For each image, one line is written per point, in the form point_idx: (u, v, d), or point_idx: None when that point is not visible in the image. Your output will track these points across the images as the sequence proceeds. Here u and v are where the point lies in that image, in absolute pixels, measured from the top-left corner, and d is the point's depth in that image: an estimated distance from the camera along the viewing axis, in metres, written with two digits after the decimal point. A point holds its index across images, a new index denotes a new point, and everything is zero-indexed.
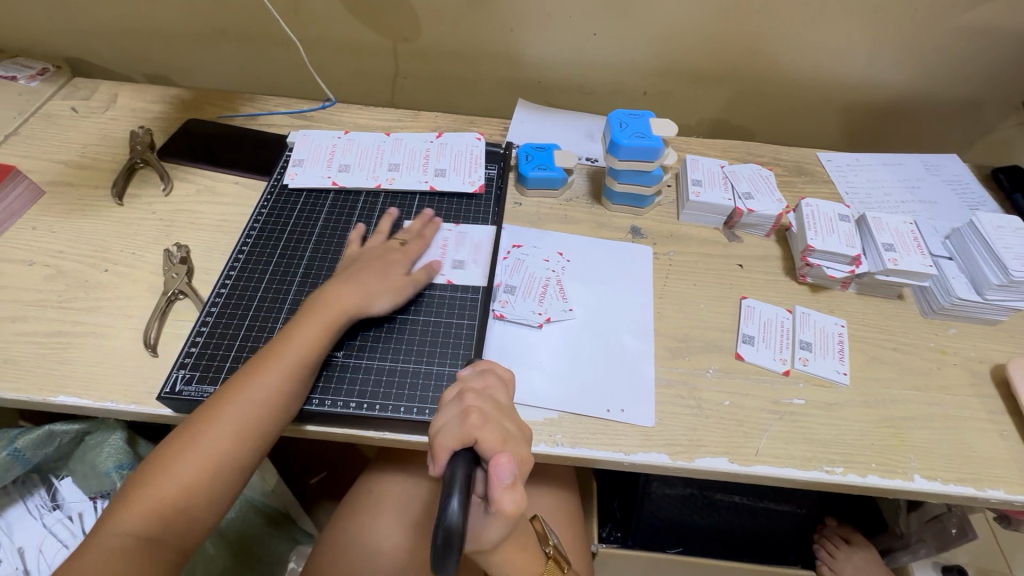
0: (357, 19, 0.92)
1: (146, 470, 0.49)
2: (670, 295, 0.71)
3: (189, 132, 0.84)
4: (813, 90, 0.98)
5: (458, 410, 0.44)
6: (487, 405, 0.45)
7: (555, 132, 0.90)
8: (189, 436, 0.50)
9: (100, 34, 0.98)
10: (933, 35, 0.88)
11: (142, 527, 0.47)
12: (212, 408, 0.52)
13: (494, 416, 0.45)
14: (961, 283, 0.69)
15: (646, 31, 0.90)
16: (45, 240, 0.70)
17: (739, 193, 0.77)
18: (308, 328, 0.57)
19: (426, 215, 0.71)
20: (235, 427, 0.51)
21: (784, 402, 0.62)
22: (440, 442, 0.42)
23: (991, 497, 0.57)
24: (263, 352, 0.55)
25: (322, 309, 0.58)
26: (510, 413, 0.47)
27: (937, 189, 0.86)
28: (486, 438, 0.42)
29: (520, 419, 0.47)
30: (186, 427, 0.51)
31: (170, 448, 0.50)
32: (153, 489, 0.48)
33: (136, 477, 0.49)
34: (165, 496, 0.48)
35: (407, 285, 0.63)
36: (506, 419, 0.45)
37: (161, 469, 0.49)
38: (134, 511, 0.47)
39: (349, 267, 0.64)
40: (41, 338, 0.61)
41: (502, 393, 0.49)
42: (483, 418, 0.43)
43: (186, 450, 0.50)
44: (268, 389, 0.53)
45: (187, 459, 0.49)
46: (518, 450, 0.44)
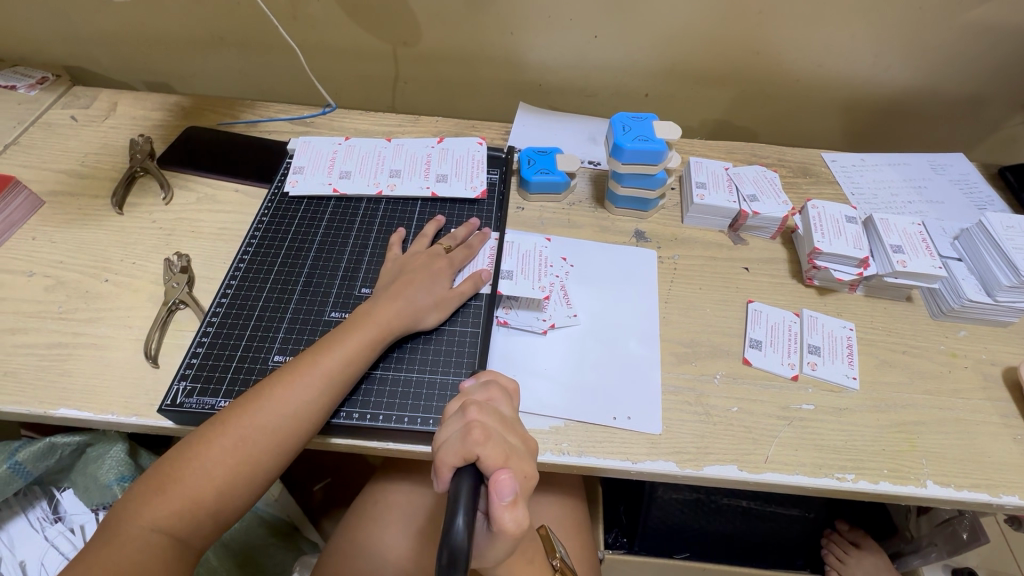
0: (357, 24, 0.92)
1: (184, 460, 0.48)
2: (675, 300, 0.70)
3: (189, 140, 0.84)
4: (817, 90, 0.97)
5: (461, 423, 0.43)
6: (490, 418, 0.44)
7: (556, 135, 0.89)
8: (228, 435, 0.49)
9: (98, 42, 0.98)
10: (939, 33, 0.87)
11: (173, 522, 0.46)
12: (252, 406, 0.51)
13: (497, 429, 0.43)
14: (970, 285, 0.68)
15: (648, 33, 0.89)
16: (45, 250, 0.70)
17: (744, 195, 0.76)
18: (355, 336, 0.56)
19: (472, 224, 0.70)
20: (274, 434, 0.50)
21: (793, 407, 0.61)
22: (442, 458, 0.41)
23: (1006, 503, 0.56)
24: (315, 359, 0.54)
25: (378, 323, 0.58)
26: (514, 425, 0.46)
27: (943, 188, 0.85)
28: (488, 453, 0.41)
29: (524, 431, 0.46)
30: (226, 424, 0.50)
31: (209, 442, 0.49)
32: (186, 483, 0.47)
33: (169, 463, 0.48)
34: (199, 493, 0.47)
35: (451, 299, 0.63)
36: (509, 433, 0.44)
37: (198, 462, 0.48)
38: (168, 503, 0.46)
39: (409, 274, 0.63)
40: (41, 350, 0.61)
41: (506, 406, 0.47)
42: (486, 433, 0.42)
43: (225, 449, 0.49)
44: (310, 400, 0.52)
45: (225, 459, 0.49)
46: (522, 464, 0.43)
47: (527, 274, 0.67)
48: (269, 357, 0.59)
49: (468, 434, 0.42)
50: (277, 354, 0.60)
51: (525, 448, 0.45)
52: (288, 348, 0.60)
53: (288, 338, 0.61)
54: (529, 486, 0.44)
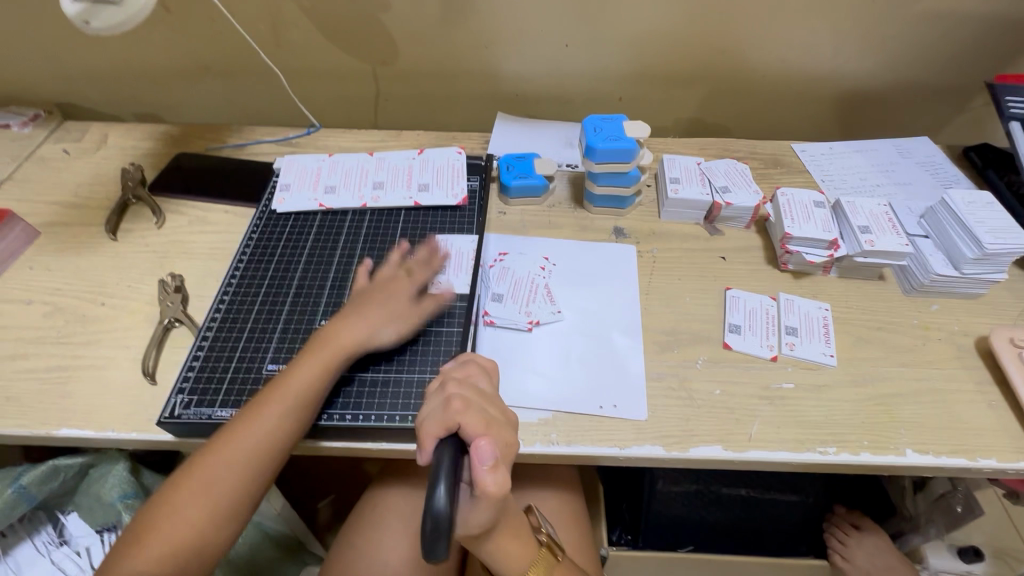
0: (336, 46, 0.95)
1: (160, 508, 0.51)
2: (655, 291, 0.72)
3: (178, 166, 0.86)
4: (783, 84, 1.01)
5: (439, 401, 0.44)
6: (469, 394, 0.45)
7: (534, 142, 0.92)
8: (195, 480, 0.52)
9: (87, 78, 1.02)
10: (894, 23, 0.91)
11: (160, 562, 0.49)
12: (213, 447, 0.53)
13: (476, 399, 0.45)
14: (938, 260, 0.70)
15: (616, 39, 0.93)
16: (42, 278, 0.72)
17: (716, 187, 0.79)
18: (312, 361, 0.58)
19: (432, 244, 0.69)
20: (238, 467, 0.53)
21: (774, 387, 0.63)
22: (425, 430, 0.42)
23: (984, 466, 0.58)
24: (270, 389, 0.56)
25: (331, 345, 0.59)
26: (493, 398, 0.47)
27: (910, 171, 0.88)
28: (468, 420, 0.42)
29: (504, 405, 0.47)
30: (192, 468, 0.53)
31: (177, 493, 0.52)
32: (163, 529, 0.50)
33: (145, 514, 0.51)
34: (176, 540, 0.50)
35: (413, 313, 0.64)
36: (490, 406, 0.45)
37: (172, 511, 0.51)
38: (147, 548, 0.49)
39: (364, 298, 0.64)
40: (42, 374, 0.62)
41: (486, 382, 0.49)
42: (465, 403, 0.44)
43: (195, 493, 0.52)
44: (268, 430, 0.54)
45: (197, 502, 0.51)
46: (502, 433, 0.44)
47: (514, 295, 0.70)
48: (264, 365, 0.61)
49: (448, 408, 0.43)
50: (271, 363, 0.62)
51: (506, 420, 0.46)
52: (281, 356, 0.62)
53: (281, 347, 0.63)
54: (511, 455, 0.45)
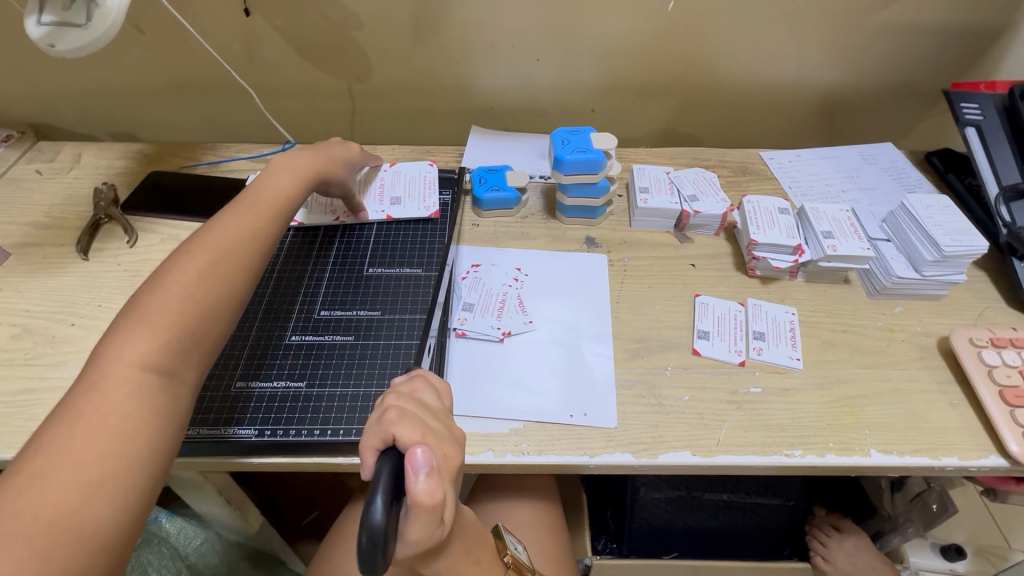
0: (311, 64, 0.96)
1: (106, 354, 0.44)
2: (626, 299, 0.73)
3: (152, 184, 0.87)
4: (751, 93, 1.03)
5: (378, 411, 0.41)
6: (410, 401, 0.42)
7: (507, 154, 0.93)
8: (152, 302, 0.48)
9: (61, 98, 1.02)
10: (855, 34, 0.94)
11: (146, 357, 0.45)
12: (166, 279, 0.50)
13: (419, 410, 0.41)
14: (899, 263, 0.72)
15: (586, 52, 0.95)
16: (11, 300, 0.71)
17: (685, 195, 0.81)
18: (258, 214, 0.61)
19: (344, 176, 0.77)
20: (196, 272, 0.51)
21: (742, 391, 0.64)
22: (365, 442, 0.38)
23: (946, 465, 0.59)
24: (201, 236, 0.55)
25: (260, 204, 0.62)
26: (440, 409, 0.43)
27: (875, 176, 0.90)
28: (405, 432, 0.38)
29: (451, 417, 0.43)
30: (141, 304, 0.48)
31: (130, 325, 0.46)
32: (118, 382, 0.43)
33: (86, 372, 0.43)
34: (141, 360, 0.44)
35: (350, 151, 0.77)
36: (433, 416, 0.41)
37: (127, 345, 0.45)
38: (109, 388, 0.42)
39: (285, 167, 0.67)
40: (9, 397, 0.62)
41: (433, 393, 0.45)
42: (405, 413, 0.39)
43: (152, 316, 0.47)
44: (219, 258, 0.54)
45: (155, 322, 0.47)
46: (447, 445, 0.40)
47: (487, 308, 0.70)
48: (232, 382, 0.61)
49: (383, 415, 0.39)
50: (239, 380, 0.61)
51: (454, 432, 0.42)
52: (249, 373, 0.62)
53: (250, 364, 0.63)
54: (456, 469, 0.40)
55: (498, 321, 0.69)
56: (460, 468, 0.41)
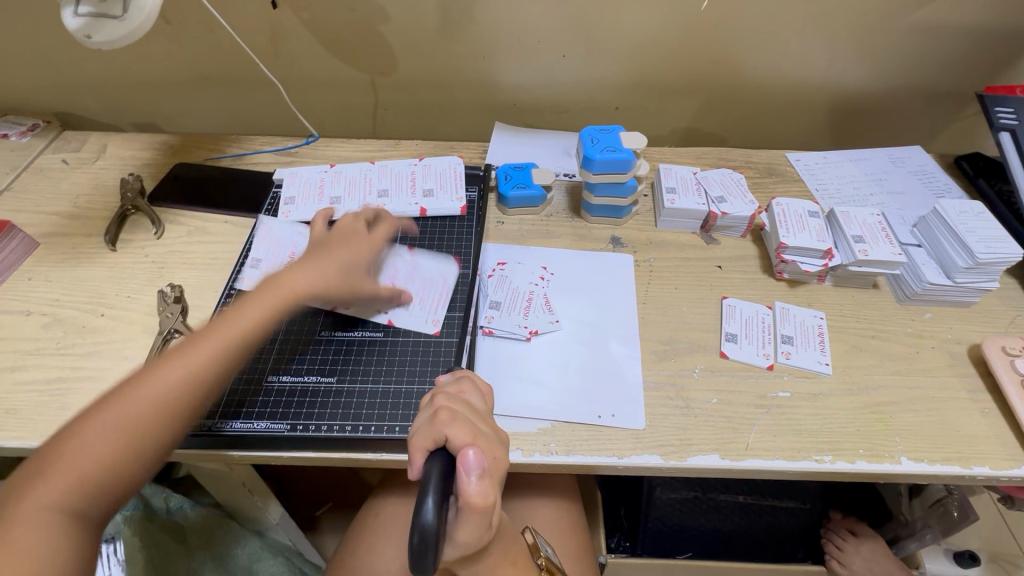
0: (336, 57, 0.96)
1: (68, 440, 0.45)
2: (653, 300, 0.73)
3: (178, 176, 0.87)
4: (778, 93, 1.02)
5: (428, 411, 0.44)
6: (459, 404, 0.45)
7: (531, 151, 0.93)
8: (125, 398, 0.47)
9: (87, 88, 1.02)
10: (886, 34, 0.93)
11: (122, 450, 0.46)
12: (149, 373, 0.49)
13: (467, 414, 0.44)
14: (931, 269, 0.71)
15: (613, 49, 0.94)
16: (41, 289, 0.72)
17: (712, 196, 0.80)
18: (269, 299, 0.57)
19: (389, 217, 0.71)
20: (200, 376, 0.51)
21: (770, 395, 0.64)
22: (414, 443, 0.41)
23: (978, 474, 0.58)
24: (211, 326, 0.54)
25: (282, 291, 0.58)
26: (485, 414, 0.46)
27: (903, 179, 0.89)
28: (456, 433, 0.41)
29: (496, 420, 0.46)
30: (121, 394, 0.48)
31: (98, 413, 0.46)
32: (79, 458, 0.44)
33: (53, 446, 0.44)
34: (94, 457, 0.45)
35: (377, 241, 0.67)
36: (480, 419, 0.44)
37: (88, 434, 0.45)
38: (52, 481, 0.43)
39: (324, 241, 0.65)
40: (41, 385, 0.62)
41: (478, 398, 0.48)
42: (454, 416, 0.42)
43: (118, 412, 0.47)
44: (229, 353, 0.53)
45: (121, 422, 0.46)
46: (494, 448, 0.43)
47: (513, 307, 0.70)
48: (263, 377, 0.62)
49: (435, 416, 0.42)
50: (271, 374, 0.62)
51: (497, 435, 0.45)
52: (281, 368, 0.62)
53: (281, 359, 0.63)
54: (502, 469, 0.43)
55: (525, 319, 0.69)
56: (505, 470, 0.43)
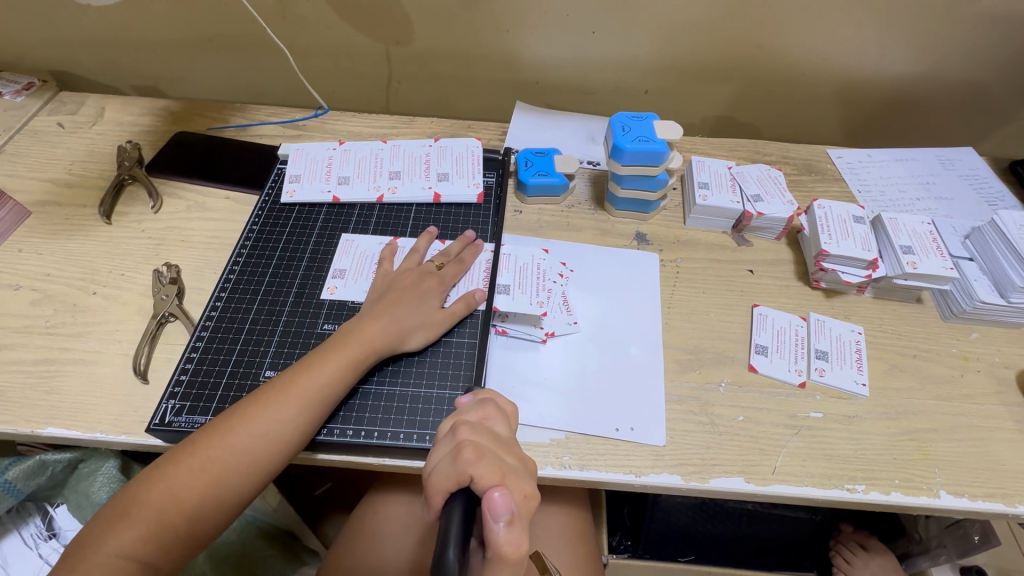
0: (348, 24, 0.89)
1: (149, 485, 0.47)
2: (678, 305, 0.68)
3: (178, 145, 0.82)
4: (821, 83, 0.95)
5: (450, 446, 0.41)
6: (483, 436, 0.42)
7: (554, 136, 0.87)
8: (200, 456, 0.48)
9: (85, 45, 0.96)
10: (949, 23, 0.85)
11: (189, 504, 0.47)
12: (225, 428, 0.50)
13: (492, 447, 0.42)
14: (983, 286, 0.66)
15: (647, 28, 0.87)
16: (31, 262, 0.68)
17: (748, 195, 0.74)
18: (341, 356, 0.55)
19: (466, 238, 0.68)
20: (269, 438, 0.50)
21: (800, 416, 0.59)
22: (435, 484, 0.39)
23: (1021, 513, 0.54)
24: (290, 379, 0.53)
25: (359, 343, 0.56)
26: (511, 445, 0.43)
27: (953, 184, 0.83)
28: (482, 473, 0.39)
29: (523, 450, 0.44)
30: (197, 446, 0.49)
31: (178, 462, 0.48)
32: (151, 509, 0.46)
33: (141, 485, 0.47)
34: (166, 511, 0.46)
35: (442, 320, 0.60)
36: (506, 453, 0.42)
37: (165, 486, 0.47)
38: (134, 527, 0.45)
39: (401, 288, 0.61)
40: (28, 366, 0.59)
41: (502, 426, 0.45)
42: (478, 451, 0.40)
43: (194, 470, 0.47)
44: (300, 412, 0.51)
45: (192, 480, 0.47)
46: (522, 484, 0.41)
47: None
48: (261, 372, 0.58)
49: (459, 454, 0.40)
50: (268, 370, 0.58)
51: (525, 467, 0.43)
52: (280, 363, 0.59)
53: (279, 353, 0.59)
54: (533, 506, 0.41)
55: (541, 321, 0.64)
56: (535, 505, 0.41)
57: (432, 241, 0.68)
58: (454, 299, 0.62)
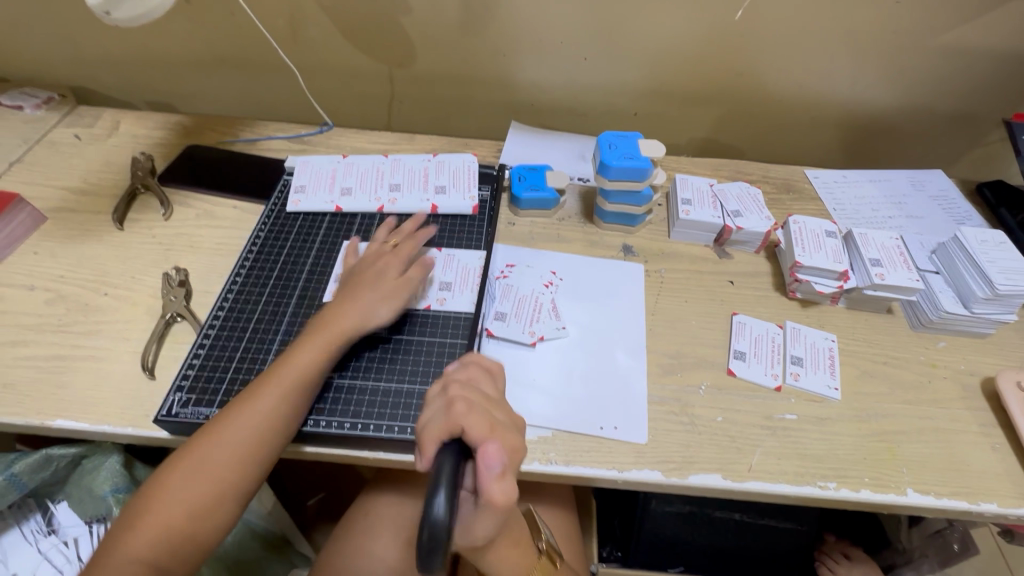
0: (354, 47, 0.95)
1: (153, 494, 0.50)
2: (662, 312, 0.72)
3: (188, 157, 0.86)
4: (799, 109, 1.00)
5: (443, 402, 0.45)
6: (472, 392, 0.46)
7: (547, 153, 0.91)
8: (197, 458, 0.51)
9: (103, 63, 1.01)
10: (915, 55, 0.91)
11: (192, 509, 0.50)
12: (218, 428, 0.53)
13: (481, 404, 0.45)
14: (948, 298, 0.70)
15: (635, 55, 0.93)
16: (46, 264, 0.72)
17: (728, 210, 0.79)
18: (307, 346, 0.58)
19: (417, 219, 0.72)
20: (254, 429, 0.53)
21: (776, 417, 0.62)
22: (427, 436, 0.42)
23: (985, 511, 0.57)
24: (269, 374, 0.56)
25: (325, 328, 0.59)
26: (498, 402, 0.47)
27: (923, 204, 0.87)
28: (472, 423, 0.42)
29: (511, 410, 0.48)
30: (192, 450, 0.52)
31: (174, 469, 0.51)
32: (158, 515, 0.49)
33: (148, 494, 0.50)
34: (171, 514, 0.49)
35: (400, 291, 0.64)
36: (493, 408, 0.45)
37: (170, 491, 0.50)
38: (141, 533, 0.48)
39: (354, 279, 0.65)
40: (41, 362, 0.62)
41: (489, 386, 0.49)
42: (467, 404, 0.44)
43: (195, 472, 0.51)
44: (279, 403, 0.54)
45: (195, 481, 0.51)
46: (514, 434, 0.45)
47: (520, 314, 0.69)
48: (263, 368, 0.61)
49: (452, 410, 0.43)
50: (271, 366, 0.61)
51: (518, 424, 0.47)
52: None
53: (282, 351, 0.62)
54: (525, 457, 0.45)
55: (530, 325, 0.68)
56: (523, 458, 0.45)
57: (417, 226, 0.72)
58: (408, 268, 0.66)
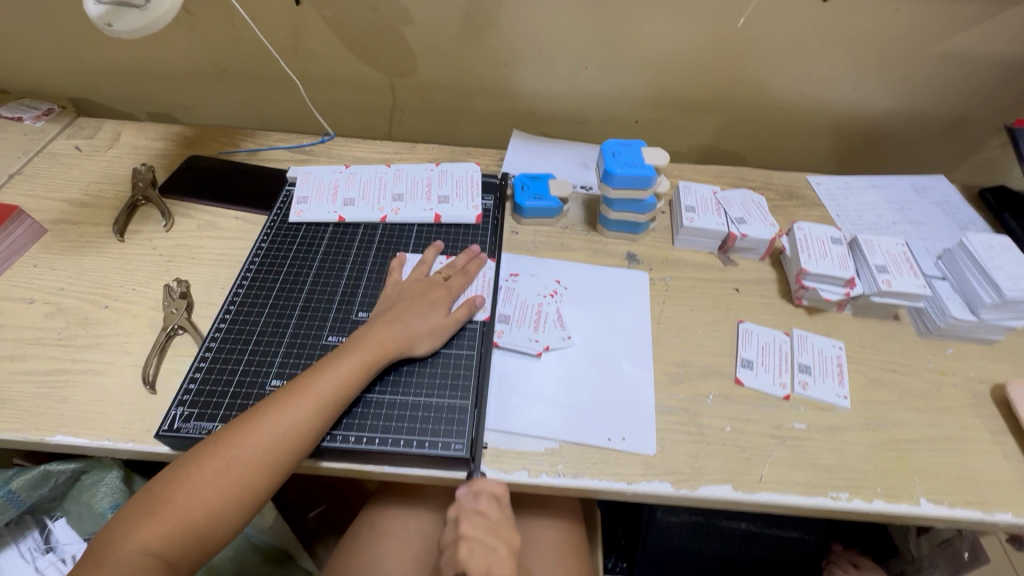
0: (356, 57, 0.95)
1: (173, 485, 0.49)
2: (668, 320, 0.71)
3: (190, 168, 0.86)
4: (800, 115, 1.00)
5: (453, 537, 0.53)
6: (479, 529, 0.53)
7: (549, 162, 0.91)
8: (221, 455, 0.50)
9: (104, 74, 1.01)
10: (915, 62, 0.91)
11: (207, 509, 0.49)
12: (245, 429, 0.52)
13: (485, 539, 0.52)
14: (955, 303, 0.70)
15: (637, 64, 0.93)
16: (46, 277, 0.71)
17: (732, 218, 0.78)
18: (348, 362, 0.57)
19: (472, 251, 0.71)
20: (284, 441, 0.52)
21: (785, 427, 0.62)
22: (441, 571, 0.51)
23: (999, 520, 0.56)
24: (305, 384, 0.55)
25: (373, 347, 0.59)
26: (503, 530, 0.54)
27: (926, 209, 0.87)
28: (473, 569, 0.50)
29: (512, 533, 0.55)
30: (219, 446, 0.51)
31: (199, 463, 0.50)
32: (175, 508, 0.48)
33: (165, 485, 0.49)
34: (189, 511, 0.48)
35: (447, 326, 0.63)
36: (497, 539, 0.53)
37: (187, 486, 0.49)
38: (156, 526, 0.47)
39: (408, 299, 0.64)
40: (40, 376, 0.61)
41: (496, 509, 0.55)
42: (472, 549, 0.52)
43: (218, 469, 0.50)
44: (311, 418, 0.53)
45: (215, 478, 0.49)
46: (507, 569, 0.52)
47: (523, 320, 0.68)
48: (267, 382, 0.60)
49: (456, 555, 0.51)
50: (275, 379, 0.60)
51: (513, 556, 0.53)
52: (286, 372, 0.61)
53: (285, 364, 0.62)
54: None
55: (536, 333, 0.67)
56: None
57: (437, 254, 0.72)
58: (459, 305, 0.66)
